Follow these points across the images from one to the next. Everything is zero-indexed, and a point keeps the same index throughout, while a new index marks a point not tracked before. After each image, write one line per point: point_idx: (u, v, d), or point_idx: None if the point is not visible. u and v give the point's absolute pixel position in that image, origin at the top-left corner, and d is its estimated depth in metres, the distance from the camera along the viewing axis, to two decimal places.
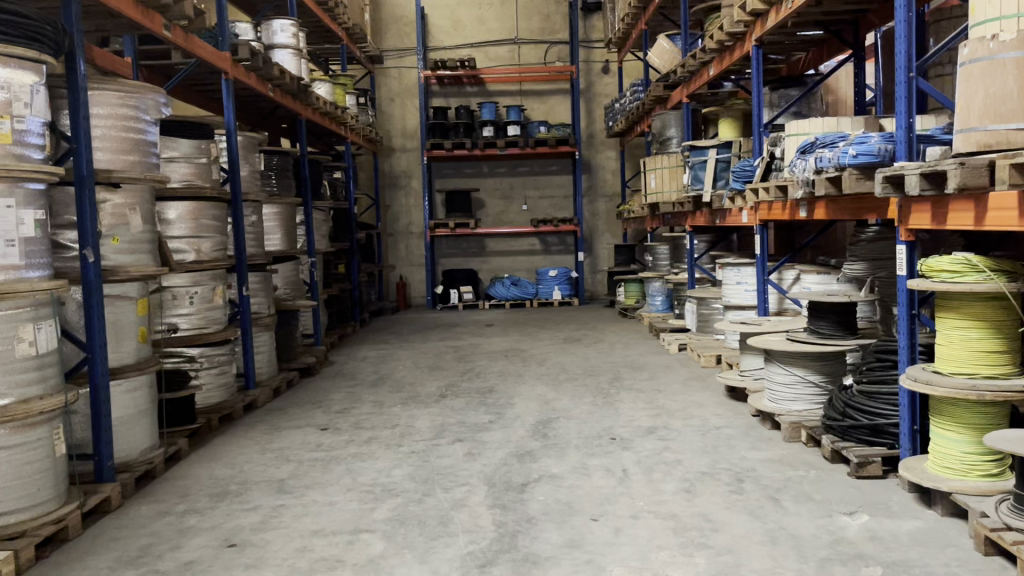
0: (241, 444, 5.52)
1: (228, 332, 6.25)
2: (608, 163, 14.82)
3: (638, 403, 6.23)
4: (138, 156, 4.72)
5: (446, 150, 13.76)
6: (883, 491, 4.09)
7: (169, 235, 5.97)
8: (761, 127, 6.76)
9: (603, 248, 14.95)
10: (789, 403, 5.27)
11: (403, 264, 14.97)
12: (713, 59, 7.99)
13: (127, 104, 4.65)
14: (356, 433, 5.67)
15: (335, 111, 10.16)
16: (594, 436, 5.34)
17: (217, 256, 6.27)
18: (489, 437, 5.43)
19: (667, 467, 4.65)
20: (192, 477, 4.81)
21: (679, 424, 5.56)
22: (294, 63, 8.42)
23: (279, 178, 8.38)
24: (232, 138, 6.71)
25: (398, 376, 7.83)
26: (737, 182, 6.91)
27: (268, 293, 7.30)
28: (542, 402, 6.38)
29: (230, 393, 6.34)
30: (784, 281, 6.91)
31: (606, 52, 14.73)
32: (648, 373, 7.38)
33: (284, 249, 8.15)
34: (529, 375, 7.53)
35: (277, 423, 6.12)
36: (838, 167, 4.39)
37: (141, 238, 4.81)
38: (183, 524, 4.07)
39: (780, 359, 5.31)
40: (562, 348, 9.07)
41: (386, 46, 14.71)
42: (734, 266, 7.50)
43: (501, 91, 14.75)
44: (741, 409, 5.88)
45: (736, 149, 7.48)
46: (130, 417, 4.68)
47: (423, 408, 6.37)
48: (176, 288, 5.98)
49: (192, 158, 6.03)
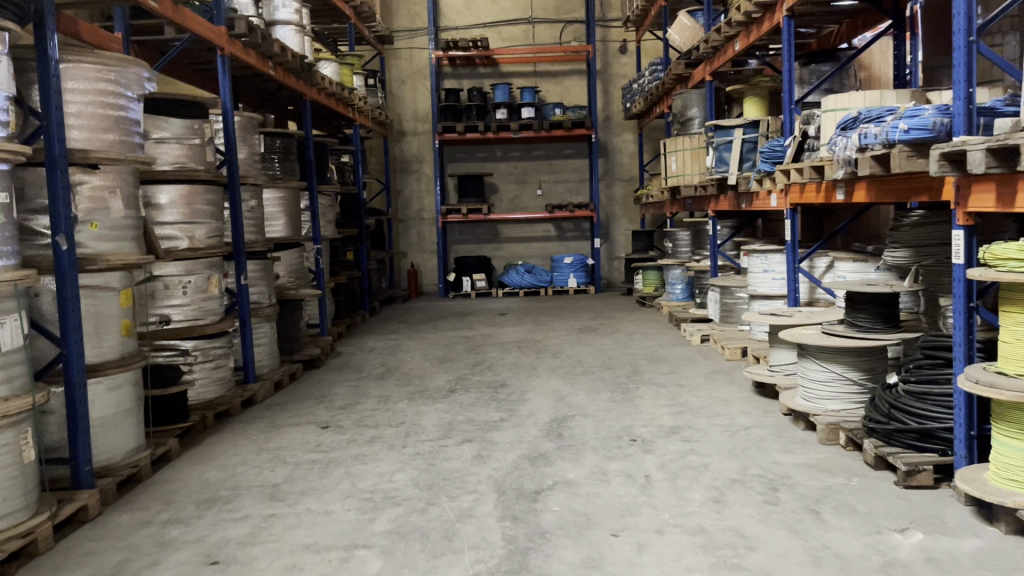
0: (236, 443, 5.17)
1: (224, 323, 5.92)
2: (625, 147, 14.35)
3: (659, 400, 5.83)
4: (118, 135, 4.36)
5: (458, 133, 13.36)
6: (935, 504, 3.69)
7: (159, 222, 5.60)
8: (792, 104, 6.31)
9: (620, 234, 14.51)
10: (826, 402, 4.85)
11: (415, 251, 14.61)
12: (738, 33, 7.51)
13: (106, 78, 4.30)
14: (358, 432, 5.30)
15: (342, 91, 9.76)
16: (612, 437, 4.95)
17: (212, 243, 5.92)
18: (501, 437, 5.05)
19: (693, 473, 4.26)
20: (180, 481, 4.48)
21: (705, 424, 5.16)
22: (297, 40, 8.02)
23: (282, 161, 8.01)
24: (229, 118, 6.37)
25: (406, 368, 7.46)
26: (766, 162, 6.47)
27: (269, 282, 6.93)
28: (557, 398, 5.99)
29: (227, 387, 6.02)
30: (815, 269, 6.48)
31: (623, 32, 14.25)
32: (669, 366, 6.98)
33: (287, 235, 7.79)
34: (543, 368, 7.15)
35: (276, 419, 5.78)
36: (885, 144, 3.92)
37: (123, 225, 4.44)
38: (164, 536, 3.73)
39: (815, 354, 4.89)
40: (578, 339, 8.68)
41: (396, 27, 14.29)
42: (761, 253, 7.10)
43: (515, 72, 14.31)
44: (771, 408, 5.46)
45: (764, 128, 7.05)
46: (111, 418, 4.34)
47: (430, 404, 6.00)
48: (169, 278, 5.63)
49: (185, 139, 5.67)
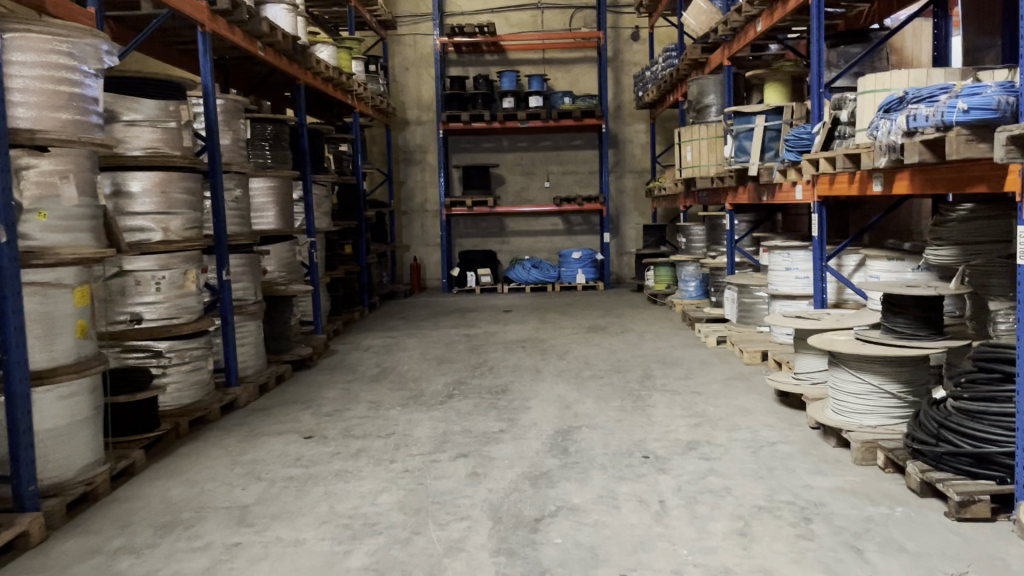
0: (208, 455, 4.72)
1: (203, 322, 5.47)
2: (637, 137, 13.84)
3: (674, 409, 5.34)
4: (74, 114, 3.90)
5: (464, 122, 12.89)
6: (995, 542, 3.19)
7: (129, 212, 5.15)
8: (821, 87, 5.77)
9: (630, 228, 13.99)
10: (861, 417, 4.35)
11: (418, 244, 14.14)
12: (761, 13, 6.96)
13: (57, 50, 3.84)
14: (344, 444, 4.84)
15: (340, 76, 9.27)
16: (622, 453, 4.47)
17: (190, 235, 5.46)
18: (499, 451, 4.57)
19: (714, 498, 3.78)
20: (140, 501, 4.03)
21: (725, 439, 4.67)
22: (289, 20, 7.49)
23: (273, 149, 7.53)
24: (210, 99, 5.85)
25: (402, 370, 6.99)
26: (792, 151, 5.95)
27: (254, 278, 6.47)
28: (562, 406, 5.52)
29: (206, 392, 5.57)
30: (844, 267, 5.98)
31: (636, 18, 13.72)
32: (683, 370, 6.50)
33: (278, 227, 7.33)
34: (548, 371, 6.66)
35: (256, 427, 5.32)
36: (940, 127, 3.40)
37: (79, 213, 3.97)
38: (111, 569, 3.28)
39: (849, 363, 4.40)
40: (585, 339, 8.19)
41: (400, 12, 13.80)
42: (782, 250, 6.65)
43: (523, 60, 13.81)
44: (798, 420, 4.96)
45: (788, 115, 6.57)
46: (65, 429, 3.90)
47: (425, 411, 5.53)
48: (141, 273, 5.17)
49: (159, 121, 5.20)
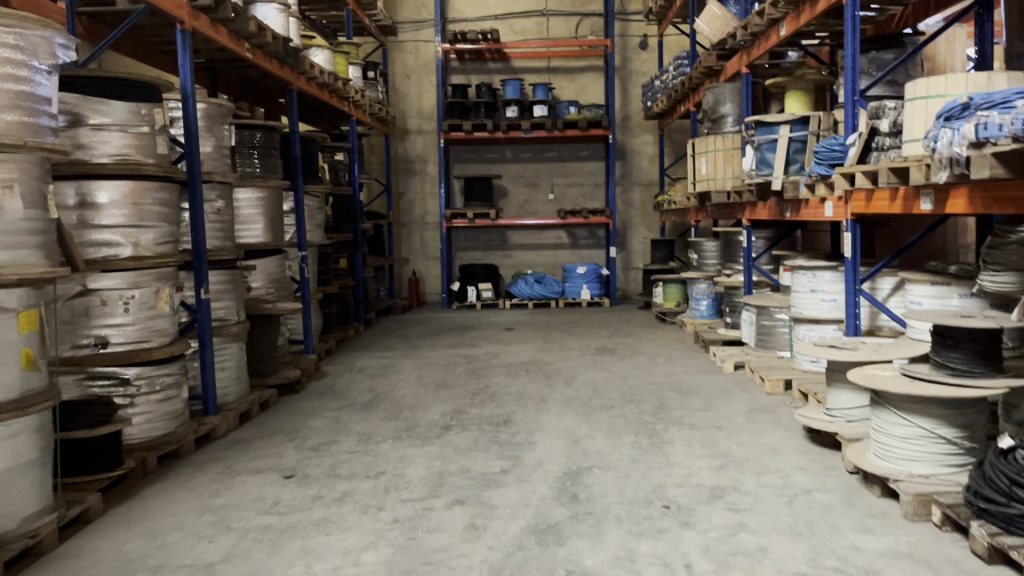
0: (176, 498, 4.22)
1: (177, 346, 4.98)
2: (644, 149, 13.37)
3: (694, 447, 4.85)
4: (21, 115, 3.42)
5: (466, 132, 12.44)
6: None
7: (95, 225, 4.66)
8: (856, 95, 5.23)
9: (638, 243, 13.52)
10: (909, 464, 3.85)
11: (417, 257, 13.68)
12: (785, 16, 6.45)
13: (4, 43, 3.37)
14: (327, 486, 4.34)
15: (335, 81, 8.81)
16: (640, 502, 3.97)
17: (163, 251, 4.98)
18: (501, 498, 4.07)
19: (748, 562, 3.29)
20: (91, 557, 3.53)
21: (754, 485, 4.17)
22: (280, 21, 6.99)
23: (263, 157, 7.05)
24: (189, 103, 5.36)
25: (397, 396, 6.49)
26: (822, 165, 5.45)
27: (237, 296, 5.99)
28: (570, 441, 5.02)
29: (181, 422, 5.08)
30: (878, 291, 5.49)
31: (644, 26, 13.28)
32: (701, 400, 5.99)
33: (266, 241, 6.84)
34: (554, 400, 6.16)
35: (233, 463, 4.82)
36: (1016, 137, 2.93)
37: (25, 227, 3.48)
38: None
39: (897, 404, 3.91)
40: (592, 362, 7.70)
41: (401, 18, 13.37)
42: (806, 269, 6.19)
43: (528, 68, 13.37)
44: (834, 463, 4.46)
45: (815, 125, 6.05)
46: (6, 474, 3.41)
47: (419, 446, 5.02)
48: (107, 292, 4.68)
49: (130, 126, 4.72)
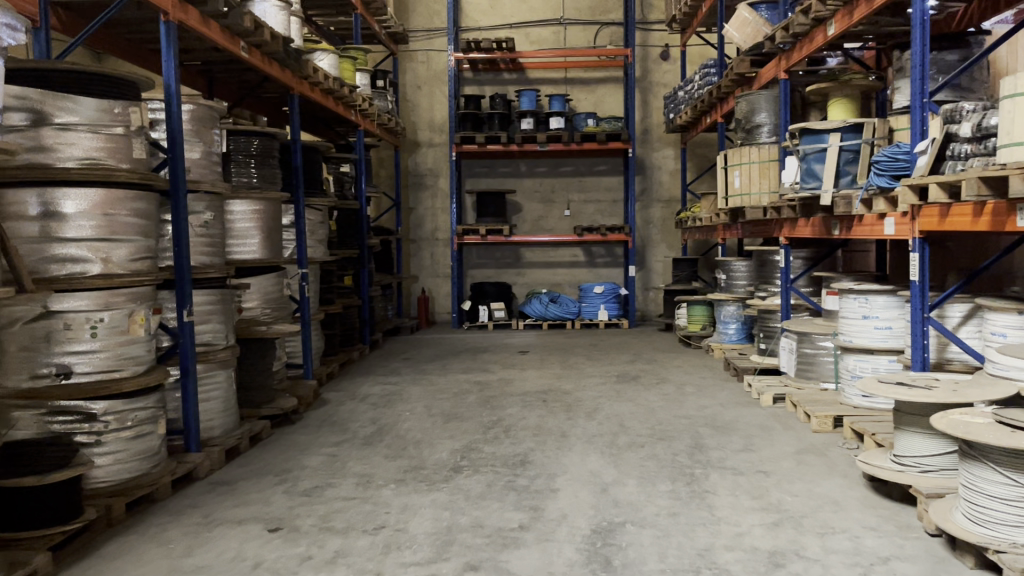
0: (140, 557, 3.62)
1: (153, 376, 4.40)
2: (665, 163, 12.79)
3: (741, 498, 4.21)
4: None
5: (478, 144, 11.85)
6: None
7: (60, 238, 4.07)
8: (924, 99, 4.62)
9: (657, 262, 12.91)
10: (1013, 531, 3.21)
11: (427, 274, 13.10)
12: (834, 13, 5.84)
13: None
14: (319, 543, 3.73)
15: (342, 88, 8.26)
16: (686, 570, 3.34)
17: (139, 267, 4.41)
18: (520, 563, 3.44)
19: None
20: None
21: (819, 549, 3.53)
22: (282, 20, 6.44)
23: (260, 166, 6.49)
24: (172, 105, 4.79)
25: (402, 429, 5.88)
26: (882, 176, 4.84)
27: (226, 318, 5.40)
28: (597, 490, 4.39)
29: (156, 462, 4.48)
30: (946, 320, 4.86)
31: (666, 35, 12.74)
32: (742, 439, 5.34)
33: (264, 258, 6.28)
34: (576, 437, 5.53)
35: (211, 511, 4.21)
36: None
37: None
38: None
39: (995, 458, 3.27)
40: (615, 391, 7.07)
41: (412, 27, 12.87)
42: (857, 294, 5.58)
43: (544, 79, 12.84)
44: (910, 522, 3.81)
45: (869, 133, 5.45)
46: None
47: (425, 493, 4.40)
48: (72, 315, 4.09)
49: (101, 126, 4.16)
